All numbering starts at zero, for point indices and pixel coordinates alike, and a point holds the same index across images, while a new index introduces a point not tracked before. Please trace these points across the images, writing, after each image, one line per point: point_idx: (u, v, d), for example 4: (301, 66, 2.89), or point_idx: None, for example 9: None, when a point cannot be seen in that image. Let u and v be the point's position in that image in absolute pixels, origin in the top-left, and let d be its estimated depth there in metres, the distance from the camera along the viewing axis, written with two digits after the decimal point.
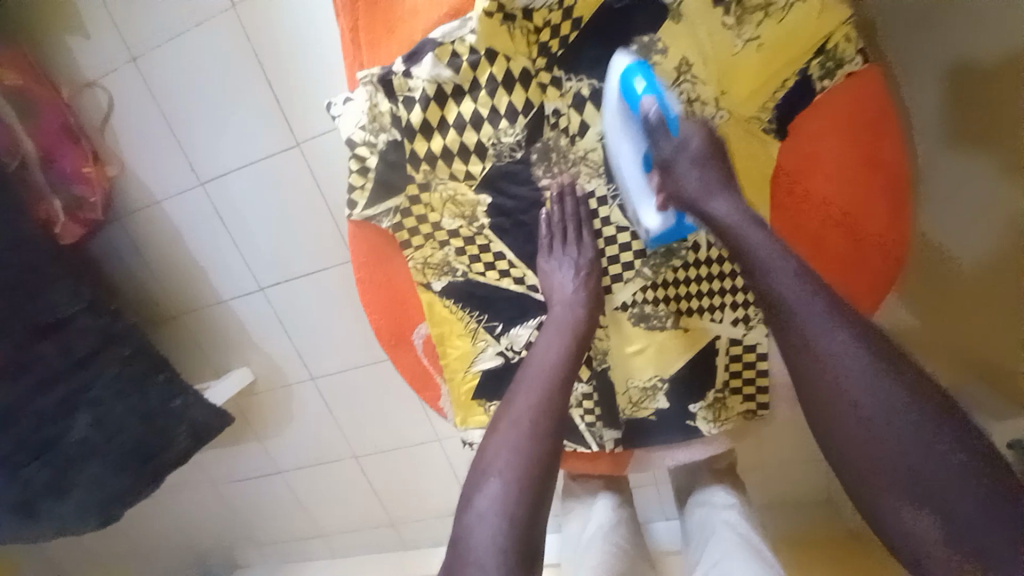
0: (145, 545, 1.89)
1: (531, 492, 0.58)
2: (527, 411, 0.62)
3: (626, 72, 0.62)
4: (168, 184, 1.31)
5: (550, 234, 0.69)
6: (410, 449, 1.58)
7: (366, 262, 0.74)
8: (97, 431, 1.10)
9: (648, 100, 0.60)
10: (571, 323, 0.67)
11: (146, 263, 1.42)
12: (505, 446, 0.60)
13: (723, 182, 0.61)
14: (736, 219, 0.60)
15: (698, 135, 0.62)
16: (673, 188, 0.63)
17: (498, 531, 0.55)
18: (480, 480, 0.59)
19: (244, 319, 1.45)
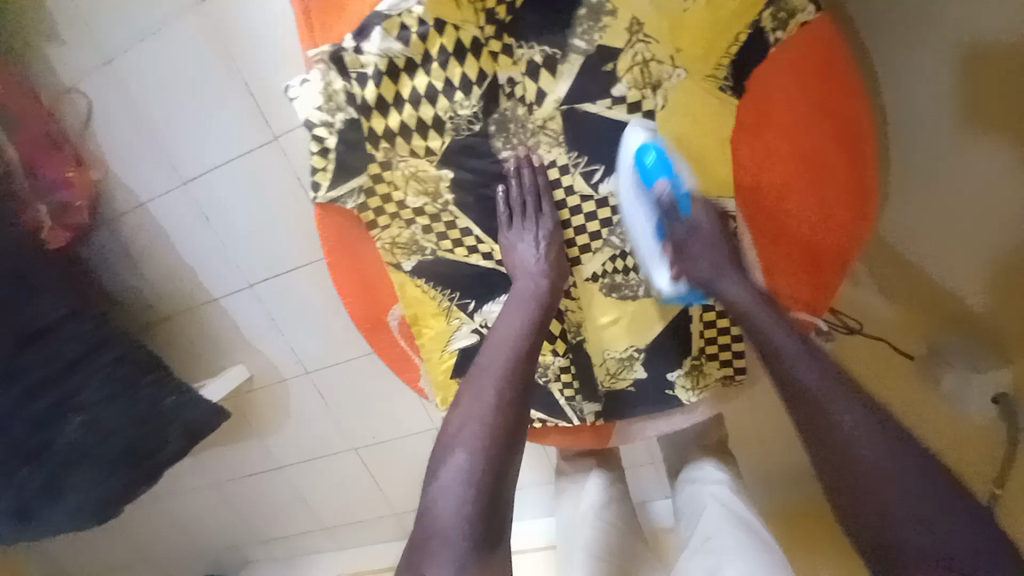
0: (156, 546, 1.92)
1: (496, 461, 0.59)
2: (491, 383, 0.64)
3: (639, 150, 0.65)
4: (152, 186, 1.32)
5: (509, 209, 0.70)
6: (408, 439, 1.59)
7: (335, 246, 0.74)
8: (90, 432, 1.12)
9: (660, 183, 0.66)
10: (535, 296, 0.69)
11: (136, 266, 1.43)
12: (469, 420, 0.62)
13: (730, 255, 0.68)
14: (746, 301, 0.66)
15: (708, 217, 0.68)
16: (688, 265, 0.68)
17: (463, 502, 0.56)
18: (446, 456, 0.60)
19: (236, 317, 1.46)
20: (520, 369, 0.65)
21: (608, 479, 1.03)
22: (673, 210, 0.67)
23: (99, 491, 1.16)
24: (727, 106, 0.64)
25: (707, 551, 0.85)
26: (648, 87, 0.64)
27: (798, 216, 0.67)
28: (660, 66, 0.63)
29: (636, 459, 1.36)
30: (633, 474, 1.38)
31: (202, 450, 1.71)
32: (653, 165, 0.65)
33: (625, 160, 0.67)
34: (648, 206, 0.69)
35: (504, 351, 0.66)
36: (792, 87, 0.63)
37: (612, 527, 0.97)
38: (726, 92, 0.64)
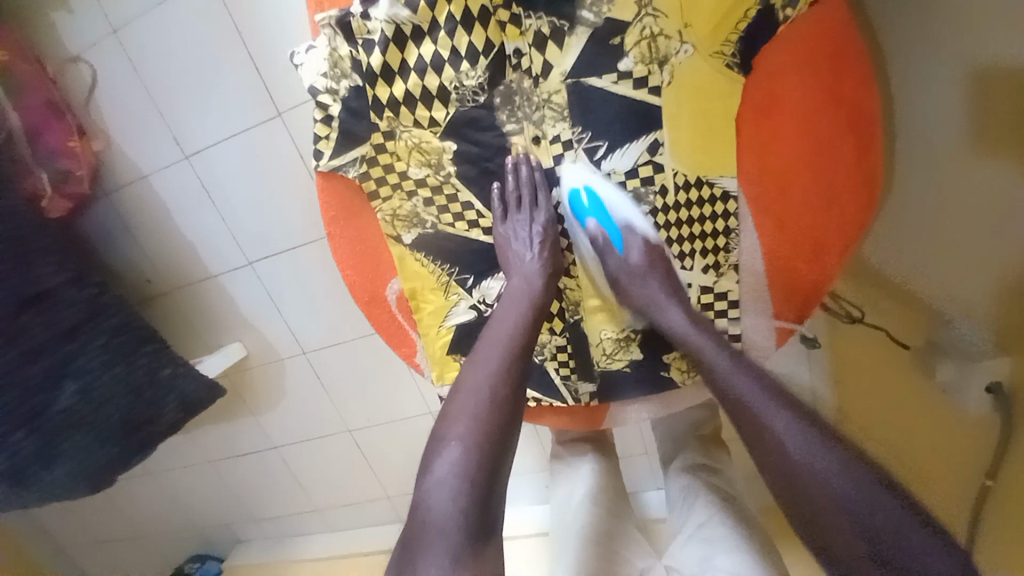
0: (149, 521, 1.93)
1: (490, 454, 0.60)
2: (485, 380, 0.64)
3: (572, 195, 0.70)
4: (154, 158, 1.31)
5: (504, 203, 0.70)
6: (403, 423, 1.59)
7: (335, 216, 0.74)
8: (85, 400, 1.13)
9: (592, 223, 0.70)
10: (528, 293, 0.69)
11: (136, 239, 1.43)
12: (466, 412, 0.63)
13: (665, 282, 0.70)
14: (678, 331, 0.68)
15: (640, 248, 0.70)
16: (626, 297, 0.72)
17: (457, 494, 0.58)
18: (441, 445, 0.62)
19: (234, 294, 1.46)
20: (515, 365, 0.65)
21: (602, 464, 1.04)
22: (606, 247, 0.71)
23: (91, 458, 1.17)
24: (734, 83, 0.64)
25: (698, 542, 0.87)
26: (654, 63, 0.63)
27: (801, 203, 0.67)
28: (668, 42, 0.62)
29: (629, 450, 1.36)
30: (626, 465, 1.39)
31: (198, 426, 1.71)
32: (581, 208, 0.70)
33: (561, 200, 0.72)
34: (590, 242, 0.73)
35: (500, 347, 0.66)
36: (802, 71, 0.63)
37: (603, 509, 0.97)
38: (733, 69, 0.63)
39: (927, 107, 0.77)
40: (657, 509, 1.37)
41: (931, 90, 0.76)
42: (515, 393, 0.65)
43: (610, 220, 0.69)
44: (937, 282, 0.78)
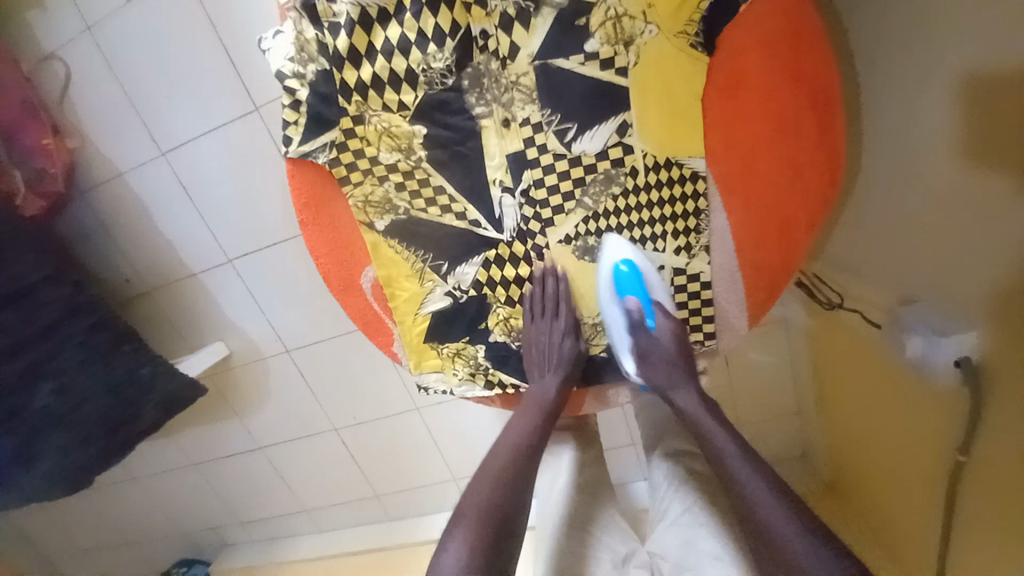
0: (133, 527, 1.89)
1: (496, 531, 0.65)
2: (498, 471, 0.70)
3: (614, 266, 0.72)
4: (130, 155, 1.29)
5: (531, 309, 0.76)
6: (390, 420, 1.59)
7: (306, 205, 0.73)
8: (60, 401, 1.10)
9: (630, 299, 0.72)
10: (543, 398, 0.76)
11: (113, 237, 1.40)
12: (475, 496, 0.68)
13: (685, 371, 0.72)
14: (694, 411, 0.71)
15: (671, 332, 0.72)
16: (647, 371, 0.74)
17: (461, 562, 0.62)
18: (450, 529, 0.66)
19: (215, 293, 1.44)
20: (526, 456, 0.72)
21: (584, 453, 1.04)
22: (640, 321, 0.73)
23: (69, 460, 1.14)
24: (698, 62, 0.65)
25: (681, 527, 0.85)
26: (620, 44, 0.64)
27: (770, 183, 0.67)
28: (632, 22, 0.63)
29: (615, 441, 1.36)
30: (612, 456, 1.39)
31: (181, 429, 1.69)
32: (620, 277, 0.71)
33: (564, 222, 0.71)
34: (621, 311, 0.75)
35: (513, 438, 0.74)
36: (765, 51, 0.64)
37: (585, 496, 0.97)
38: (697, 49, 0.65)
39: (893, 87, 0.78)
40: (644, 500, 1.37)
41: (897, 71, 0.77)
42: (524, 476, 0.71)
43: (647, 298, 0.72)
44: (912, 263, 0.80)
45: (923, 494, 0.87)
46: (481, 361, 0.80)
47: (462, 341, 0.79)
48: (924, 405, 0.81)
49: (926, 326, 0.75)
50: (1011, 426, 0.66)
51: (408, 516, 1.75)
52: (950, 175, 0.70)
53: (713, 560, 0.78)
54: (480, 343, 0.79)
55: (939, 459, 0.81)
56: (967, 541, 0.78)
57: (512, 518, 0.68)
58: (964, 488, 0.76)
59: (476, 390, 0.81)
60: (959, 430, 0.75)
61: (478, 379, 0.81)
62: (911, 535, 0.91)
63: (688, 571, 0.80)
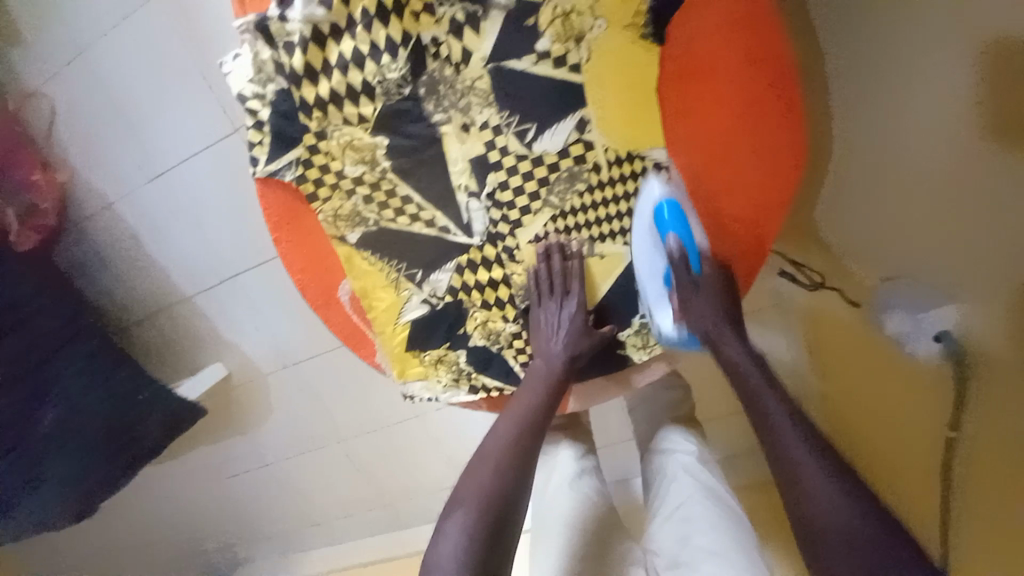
0: (148, 551, 1.91)
1: (496, 517, 0.61)
2: (497, 457, 0.67)
3: (656, 205, 0.69)
4: (117, 183, 1.31)
5: (538, 287, 0.73)
6: (391, 430, 1.60)
7: (277, 222, 0.74)
8: (60, 430, 1.12)
9: (672, 238, 0.68)
10: (546, 377, 0.73)
11: (106, 265, 1.43)
12: (472, 484, 0.64)
13: (733, 326, 0.70)
14: (737, 360, 0.68)
15: (714, 276, 0.70)
16: (689, 315, 0.70)
17: (461, 547, 0.59)
18: (447, 517, 0.62)
19: (209, 313, 1.46)
20: (526, 443, 0.68)
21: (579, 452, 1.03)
22: (682, 264, 0.70)
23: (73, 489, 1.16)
24: (651, 52, 0.66)
25: (676, 522, 0.84)
26: (571, 41, 0.64)
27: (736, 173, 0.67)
28: (581, 19, 0.63)
29: (612, 438, 1.36)
30: (610, 453, 1.38)
31: (186, 451, 1.70)
32: (661, 217, 0.68)
33: (532, 223, 0.71)
34: (659, 252, 0.71)
35: (511, 424, 0.70)
36: (717, 37, 0.65)
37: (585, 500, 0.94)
38: (648, 39, 0.65)
39: (857, 62, 0.77)
40: None
41: (861, 47, 0.76)
42: (525, 464, 0.67)
43: (689, 238, 0.69)
44: (890, 243, 0.80)
45: (917, 480, 0.84)
46: (464, 366, 0.80)
47: (443, 348, 0.79)
48: (914, 388, 0.81)
49: (913, 305, 0.75)
50: (999, 403, 0.65)
51: (416, 523, 1.75)
52: (934, 151, 0.69)
53: (709, 556, 0.76)
54: (461, 349, 0.79)
55: (931, 442, 0.80)
56: (966, 528, 0.75)
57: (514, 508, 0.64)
58: (958, 470, 0.75)
59: (461, 395, 0.81)
60: (949, 412, 0.74)
61: (462, 384, 0.80)
62: (910, 527, 0.88)
63: (684, 567, 0.78)
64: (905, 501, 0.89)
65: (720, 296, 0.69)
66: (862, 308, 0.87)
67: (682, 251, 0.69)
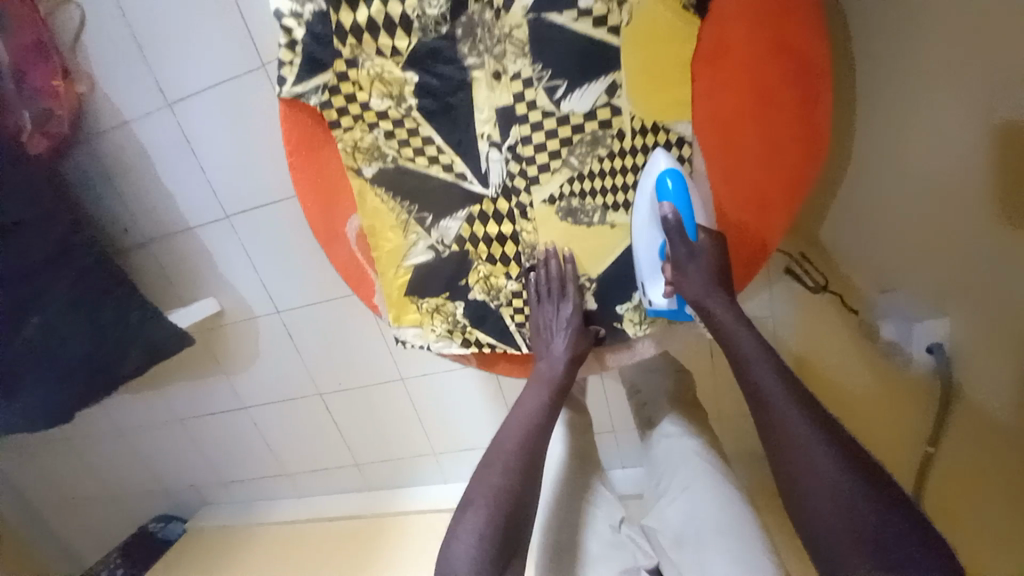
0: (115, 480, 1.91)
1: (505, 518, 0.65)
2: (507, 457, 0.70)
3: (659, 176, 0.68)
4: (135, 104, 1.31)
5: (537, 291, 0.76)
6: (375, 389, 1.60)
7: (296, 146, 0.74)
8: (46, 335, 1.13)
9: (666, 205, 0.67)
10: (550, 379, 0.76)
11: (114, 185, 1.42)
12: (483, 483, 0.69)
13: (729, 306, 0.68)
14: (727, 321, 0.68)
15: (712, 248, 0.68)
16: (683, 282, 0.68)
17: (474, 549, 0.63)
18: (461, 516, 0.66)
19: (210, 248, 1.46)
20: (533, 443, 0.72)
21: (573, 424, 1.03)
22: (677, 228, 0.67)
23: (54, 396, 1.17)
24: (690, 26, 0.66)
25: (682, 500, 0.85)
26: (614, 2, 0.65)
27: (752, 163, 0.69)
28: None
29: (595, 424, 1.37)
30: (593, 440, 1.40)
31: (168, 383, 1.71)
32: (664, 186, 0.67)
33: (548, 183, 0.72)
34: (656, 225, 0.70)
35: (518, 422, 0.74)
36: (752, 21, 0.65)
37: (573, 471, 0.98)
38: (689, 12, 0.66)
39: None
40: (627, 487, 1.36)
41: None
42: (533, 462, 0.71)
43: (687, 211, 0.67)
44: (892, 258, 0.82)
45: None
46: (459, 318, 0.81)
47: (441, 297, 0.81)
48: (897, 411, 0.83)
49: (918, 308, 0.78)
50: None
51: (387, 486, 1.76)
52: None
53: (715, 534, 0.79)
54: (459, 301, 0.80)
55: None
56: None
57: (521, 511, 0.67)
58: None
59: (453, 347, 0.83)
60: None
61: (455, 337, 0.82)
62: None
63: (689, 545, 0.81)
64: None
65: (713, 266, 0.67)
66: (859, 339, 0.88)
67: (676, 217, 0.66)
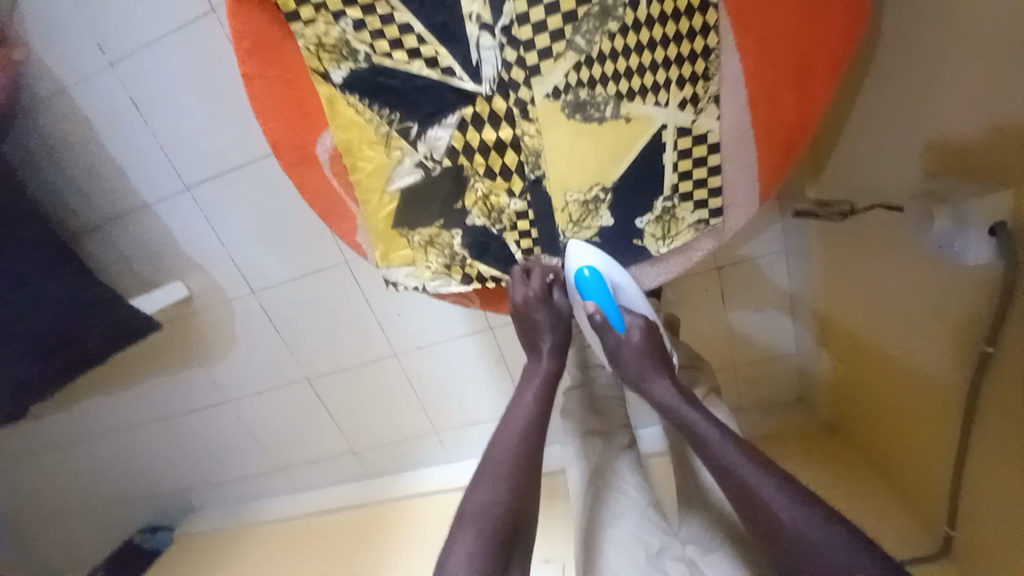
0: (92, 491, 1.76)
1: (504, 533, 0.63)
2: (501, 475, 0.68)
3: (581, 277, 0.74)
4: (76, 64, 1.12)
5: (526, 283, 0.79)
6: (365, 367, 1.47)
7: (251, 48, 0.67)
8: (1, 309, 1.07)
9: (591, 303, 0.74)
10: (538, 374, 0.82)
11: (55, 160, 1.23)
12: (479, 496, 0.66)
13: (666, 377, 0.74)
14: (671, 402, 0.72)
15: (640, 330, 0.76)
16: (621, 370, 0.77)
17: (471, 572, 0.59)
18: (454, 537, 0.63)
19: (174, 228, 1.27)
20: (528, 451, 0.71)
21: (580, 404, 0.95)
22: (605, 324, 0.75)
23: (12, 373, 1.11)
24: None
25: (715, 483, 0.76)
26: None
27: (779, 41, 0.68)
28: None
29: None
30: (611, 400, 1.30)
31: (141, 379, 1.56)
32: (586, 284, 0.74)
33: (550, 76, 0.66)
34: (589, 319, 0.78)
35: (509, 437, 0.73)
36: None
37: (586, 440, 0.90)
38: None
39: None
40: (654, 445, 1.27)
41: None
42: (527, 481, 0.69)
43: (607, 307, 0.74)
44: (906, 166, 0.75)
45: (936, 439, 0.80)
46: (457, 250, 0.78)
47: (435, 227, 0.77)
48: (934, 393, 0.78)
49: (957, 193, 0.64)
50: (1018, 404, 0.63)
51: (388, 472, 1.65)
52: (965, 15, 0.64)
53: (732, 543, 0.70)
54: (457, 229, 0.77)
55: (943, 449, 0.80)
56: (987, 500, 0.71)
57: (517, 526, 0.65)
58: (976, 434, 0.71)
59: (452, 284, 0.80)
60: (957, 431, 0.75)
61: (454, 272, 0.79)
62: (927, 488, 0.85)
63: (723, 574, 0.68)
64: (918, 460, 0.87)
65: (645, 354, 0.75)
66: (893, 322, 0.83)
67: (601, 316, 0.75)
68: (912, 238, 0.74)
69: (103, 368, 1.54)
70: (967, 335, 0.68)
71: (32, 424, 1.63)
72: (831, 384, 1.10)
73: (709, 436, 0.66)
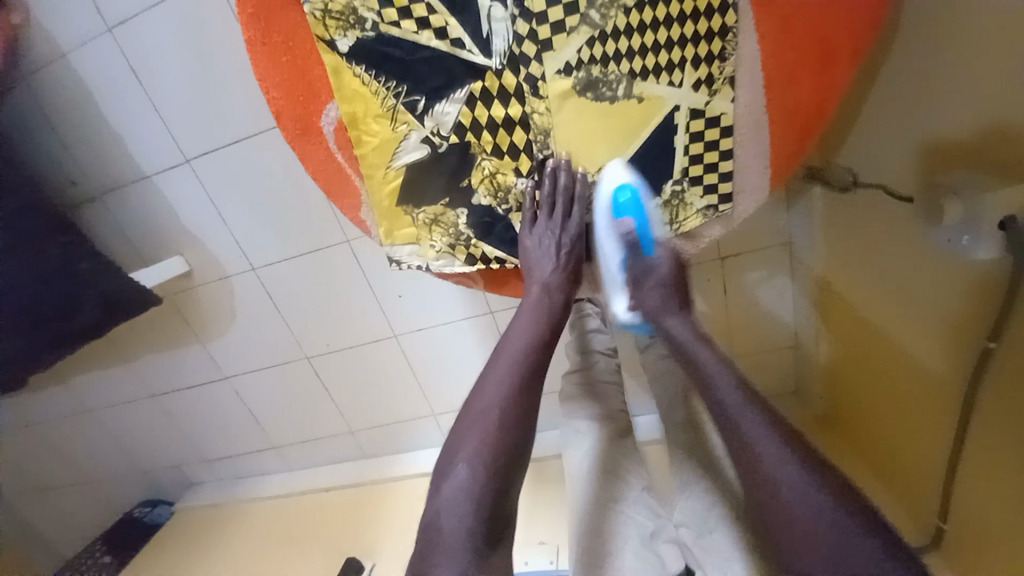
0: (89, 463, 1.78)
1: (498, 472, 0.63)
2: (494, 410, 0.67)
3: (619, 186, 0.73)
4: (74, 29, 1.09)
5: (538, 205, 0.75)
6: (364, 347, 1.46)
7: (255, 12, 0.67)
8: None
9: (626, 219, 0.74)
10: (547, 302, 0.77)
11: (53, 128, 1.21)
12: (471, 437, 0.66)
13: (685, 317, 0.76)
14: (687, 337, 0.73)
15: (666, 261, 0.77)
16: (640, 298, 0.78)
17: (465, 514, 0.60)
18: (447, 474, 0.64)
19: (173, 201, 1.26)
20: (523, 382, 0.70)
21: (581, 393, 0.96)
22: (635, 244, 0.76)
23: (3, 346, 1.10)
24: None
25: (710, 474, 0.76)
26: None
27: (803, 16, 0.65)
28: None
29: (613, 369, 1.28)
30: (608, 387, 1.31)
31: (137, 353, 1.55)
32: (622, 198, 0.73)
33: (564, 52, 0.65)
34: (618, 241, 0.78)
35: (506, 368, 0.71)
36: None
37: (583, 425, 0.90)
38: None
39: None
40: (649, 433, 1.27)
41: None
42: (527, 423, 0.68)
43: (643, 227, 0.74)
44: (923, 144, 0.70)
45: (932, 415, 0.80)
46: (462, 230, 0.78)
47: (440, 206, 0.76)
48: (937, 383, 0.77)
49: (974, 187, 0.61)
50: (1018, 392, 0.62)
51: (383, 453, 1.66)
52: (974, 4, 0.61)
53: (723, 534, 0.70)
54: (462, 208, 0.76)
55: (943, 435, 0.79)
56: (984, 502, 0.72)
57: (515, 462, 0.65)
58: (975, 426, 0.70)
59: (456, 265, 0.80)
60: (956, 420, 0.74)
61: (459, 253, 0.79)
62: (921, 479, 0.87)
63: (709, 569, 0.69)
64: (913, 453, 0.88)
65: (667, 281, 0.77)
66: (897, 310, 0.82)
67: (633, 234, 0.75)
68: (922, 229, 0.72)
69: (101, 341, 1.54)
70: (970, 330, 0.68)
71: (30, 395, 1.63)
72: (829, 374, 1.10)
73: (719, 384, 0.65)
